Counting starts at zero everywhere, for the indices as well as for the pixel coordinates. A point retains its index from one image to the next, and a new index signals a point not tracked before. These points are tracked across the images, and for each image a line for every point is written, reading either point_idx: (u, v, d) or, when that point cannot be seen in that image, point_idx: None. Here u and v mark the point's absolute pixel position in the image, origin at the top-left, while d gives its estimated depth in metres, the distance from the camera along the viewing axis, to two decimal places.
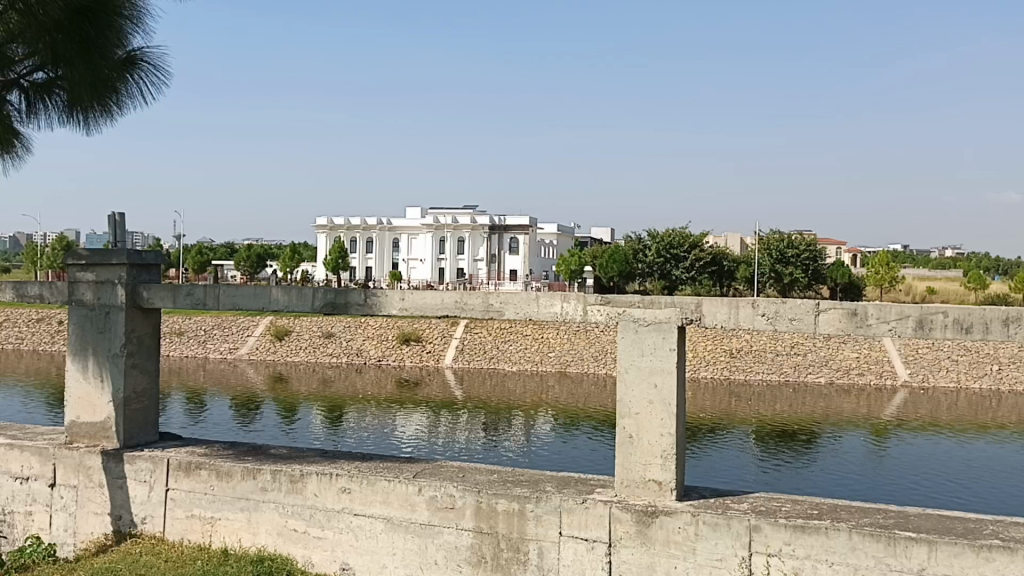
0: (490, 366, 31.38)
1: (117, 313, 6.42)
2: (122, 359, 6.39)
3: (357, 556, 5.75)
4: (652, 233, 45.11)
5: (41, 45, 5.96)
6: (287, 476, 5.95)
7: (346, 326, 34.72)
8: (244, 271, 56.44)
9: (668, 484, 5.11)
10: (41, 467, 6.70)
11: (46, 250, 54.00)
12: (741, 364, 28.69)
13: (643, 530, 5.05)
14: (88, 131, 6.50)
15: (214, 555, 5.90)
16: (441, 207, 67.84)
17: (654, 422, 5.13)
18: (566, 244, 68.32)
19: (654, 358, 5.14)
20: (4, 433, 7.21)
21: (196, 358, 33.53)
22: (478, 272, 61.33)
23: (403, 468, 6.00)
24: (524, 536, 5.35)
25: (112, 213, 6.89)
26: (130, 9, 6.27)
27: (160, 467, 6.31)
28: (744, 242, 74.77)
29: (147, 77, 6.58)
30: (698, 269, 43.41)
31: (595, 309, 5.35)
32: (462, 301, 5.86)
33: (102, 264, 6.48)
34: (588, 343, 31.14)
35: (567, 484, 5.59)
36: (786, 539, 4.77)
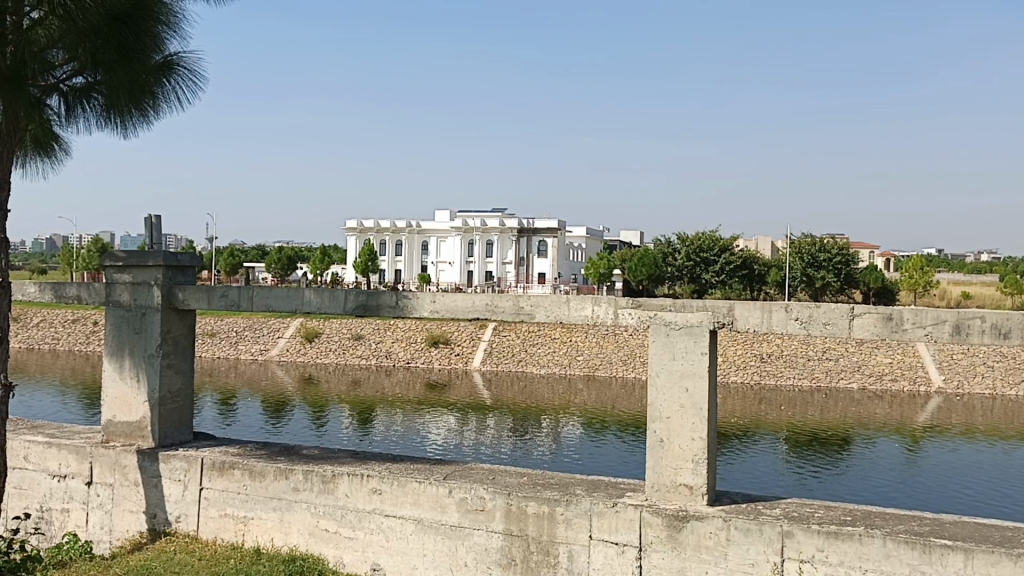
0: (518, 369, 31.41)
1: (153, 313, 6.52)
2: (158, 359, 6.48)
3: (388, 557, 5.78)
4: (681, 236, 44.97)
5: (80, 51, 6.05)
6: (319, 476, 6.00)
7: (376, 328, 34.94)
8: (275, 273, 57.05)
9: (700, 488, 5.08)
10: (78, 465, 6.81)
11: (82, 251, 54.96)
12: (771, 369, 28.51)
13: (674, 535, 5.03)
14: (124, 135, 6.59)
15: (246, 554, 5.95)
16: (470, 211, 68.10)
17: (685, 425, 5.11)
18: (595, 247, 68.22)
19: (686, 361, 5.11)
20: (42, 432, 7.33)
21: (228, 358, 33.92)
22: (507, 275, 61.44)
23: (433, 470, 6.03)
24: (554, 539, 5.35)
25: (149, 215, 6.99)
26: (166, 15, 6.35)
27: (195, 467, 6.39)
28: (775, 246, 74.19)
29: (182, 81, 6.68)
30: (728, 272, 43.17)
31: (626, 312, 5.34)
32: (493, 304, 5.87)
33: (139, 265, 6.58)
34: (616, 347, 31.08)
35: (597, 488, 5.58)
36: (819, 545, 4.73)
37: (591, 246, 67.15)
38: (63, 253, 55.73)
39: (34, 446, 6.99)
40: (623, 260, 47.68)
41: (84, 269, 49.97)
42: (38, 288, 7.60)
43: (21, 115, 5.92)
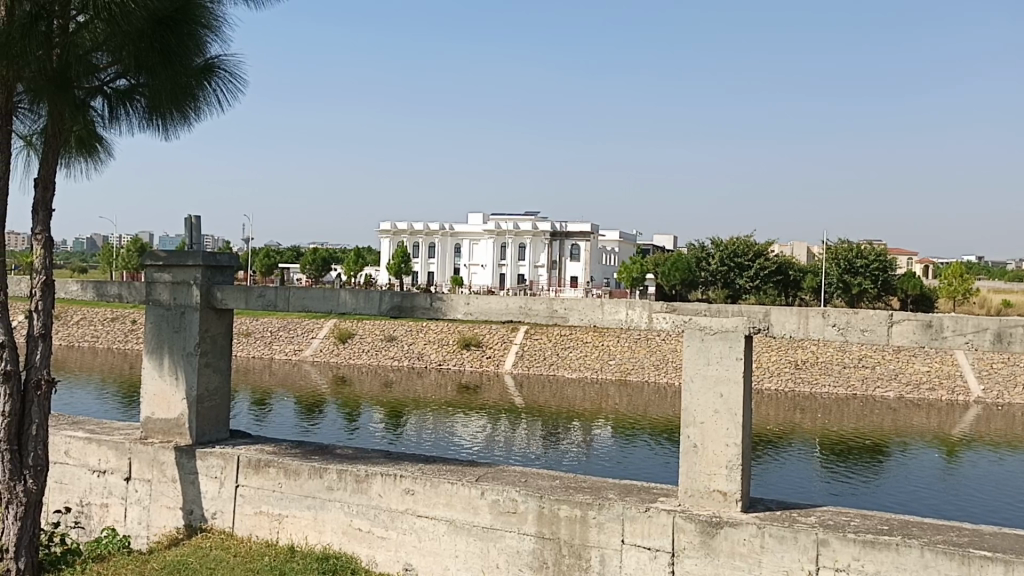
0: (550, 372, 31.40)
1: (192, 312, 6.61)
2: (196, 357, 6.58)
3: (420, 557, 5.81)
4: (716, 241, 44.70)
5: (125, 54, 6.16)
6: (353, 476, 6.05)
7: (408, 330, 35.13)
8: (309, 274, 57.61)
9: (734, 494, 5.05)
10: (117, 461, 6.92)
11: (122, 251, 55.92)
12: (805, 376, 28.24)
13: (707, 541, 5.00)
14: (166, 136, 6.70)
15: (280, 552, 6.02)
16: (503, 213, 68.29)
17: (719, 431, 5.08)
18: (629, 251, 67.95)
19: (720, 367, 5.08)
20: (83, 428, 7.48)
21: (263, 358, 34.32)
22: (540, 278, 61.45)
23: (466, 472, 6.05)
24: (586, 543, 5.34)
25: (188, 215, 7.09)
26: (208, 19, 6.46)
27: (231, 464, 6.47)
28: (811, 252, 73.32)
29: (224, 84, 6.79)
30: (763, 278, 42.79)
31: (661, 316, 5.33)
32: (527, 306, 5.87)
33: (178, 265, 6.68)
34: (649, 352, 30.92)
35: (630, 492, 5.56)
36: (855, 554, 4.67)
37: (624, 250, 66.94)
38: (103, 252, 56.78)
39: (75, 441, 7.13)
40: (657, 264, 47.52)
41: (124, 268, 50.89)
42: (80, 286, 7.72)
43: (67, 117, 6.02)
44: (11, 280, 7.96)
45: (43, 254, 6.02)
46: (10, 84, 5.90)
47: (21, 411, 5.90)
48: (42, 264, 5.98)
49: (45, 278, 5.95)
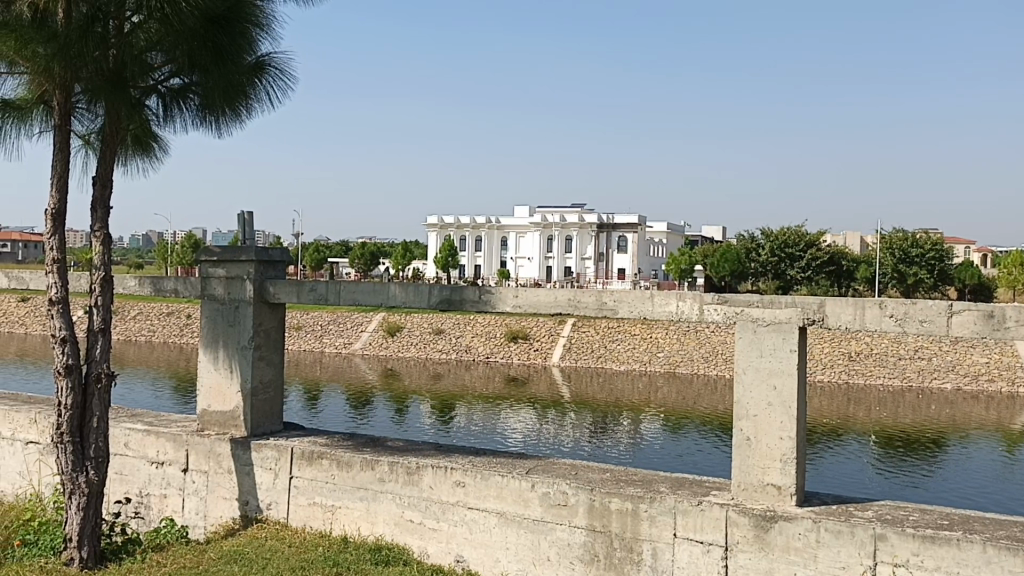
0: (597, 365, 31.32)
1: (246, 306, 6.71)
2: (250, 351, 6.69)
3: (471, 549, 5.84)
4: (766, 231, 44.11)
5: (178, 53, 6.26)
6: (404, 468, 6.10)
7: (456, 323, 35.31)
8: (358, 268, 58.28)
9: (788, 489, 4.97)
10: (175, 452, 7.07)
11: (176, 247, 57.17)
12: (860, 368, 27.79)
13: (761, 536, 4.94)
14: (218, 134, 6.81)
15: (334, 542, 6.10)
16: (550, 206, 68.33)
17: (773, 424, 5.01)
18: (676, 242, 67.43)
19: (774, 359, 5.00)
20: (142, 420, 7.65)
21: (313, 351, 34.85)
22: (587, 270, 61.29)
23: (515, 463, 6.05)
24: (638, 536, 5.31)
25: (241, 211, 7.19)
26: (258, 17, 6.55)
27: (285, 455, 6.57)
28: (865, 242, 71.94)
29: (275, 81, 6.87)
30: (815, 268, 42.13)
31: (712, 307, 5.25)
32: (575, 298, 5.83)
33: (232, 260, 6.79)
34: (698, 344, 30.64)
35: (682, 485, 5.51)
36: (914, 549, 4.57)
37: (672, 242, 66.42)
38: (158, 249, 58.08)
39: (134, 434, 7.30)
40: (706, 256, 47.15)
41: (179, 264, 52.06)
42: (138, 282, 7.85)
43: (124, 116, 6.13)
44: (71, 277, 8.17)
45: (101, 251, 6.14)
46: (69, 85, 6.03)
47: (82, 404, 6.06)
48: (101, 260, 6.11)
49: (103, 274, 6.09)
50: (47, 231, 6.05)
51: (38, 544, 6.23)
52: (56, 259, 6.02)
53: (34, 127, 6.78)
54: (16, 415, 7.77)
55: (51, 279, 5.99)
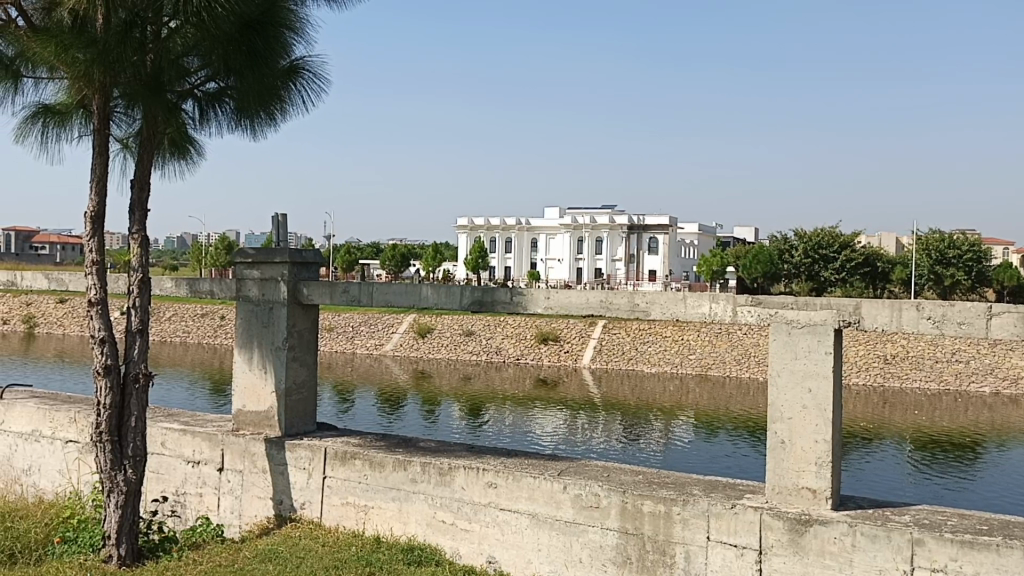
0: (628, 367, 31.23)
1: (280, 308, 6.78)
2: (284, 352, 6.75)
3: (503, 550, 5.85)
4: (799, 232, 43.70)
5: (214, 58, 6.34)
6: (436, 468, 6.12)
7: (486, 324, 35.39)
8: (390, 270, 58.61)
9: (824, 492, 4.91)
10: (210, 451, 7.16)
11: (210, 249, 57.92)
12: (895, 371, 27.44)
13: (796, 539, 4.89)
14: (254, 137, 6.89)
15: (367, 542, 6.14)
16: (580, 207, 68.27)
17: (808, 427, 4.95)
18: (708, 243, 66.92)
19: (809, 361, 4.95)
20: (178, 420, 7.76)
21: (345, 353, 35.11)
22: (617, 272, 61.08)
23: (548, 465, 6.05)
24: (671, 539, 5.28)
25: (275, 213, 7.26)
26: (292, 21, 6.62)
27: (319, 455, 6.62)
28: (901, 243, 70.80)
29: (309, 85, 6.94)
30: (849, 270, 41.68)
31: (746, 309, 5.22)
32: (608, 300, 5.80)
33: (267, 262, 6.86)
34: (730, 346, 30.41)
35: (714, 488, 5.48)
36: (953, 554, 4.51)
37: (703, 243, 65.96)
38: (192, 250, 58.89)
39: (170, 433, 7.40)
40: (738, 257, 46.85)
41: (213, 266, 52.78)
42: (174, 283, 7.95)
43: (160, 119, 6.21)
44: (111, 278, 8.31)
45: (139, 252, 6.24)
46: (107, 90, 6.11)
47: (121, 404, 6.16)
48: (139, 262, 6.21)
49: (142, 276, 6.19)
50: (87, 234, 6.17)
51: (78, 541, 6.33)
52: (95, 261, 6.13)
53: (74, 131, 6.89)
54: (56, 414, 7.91)
55: (91, 280, 6.09)
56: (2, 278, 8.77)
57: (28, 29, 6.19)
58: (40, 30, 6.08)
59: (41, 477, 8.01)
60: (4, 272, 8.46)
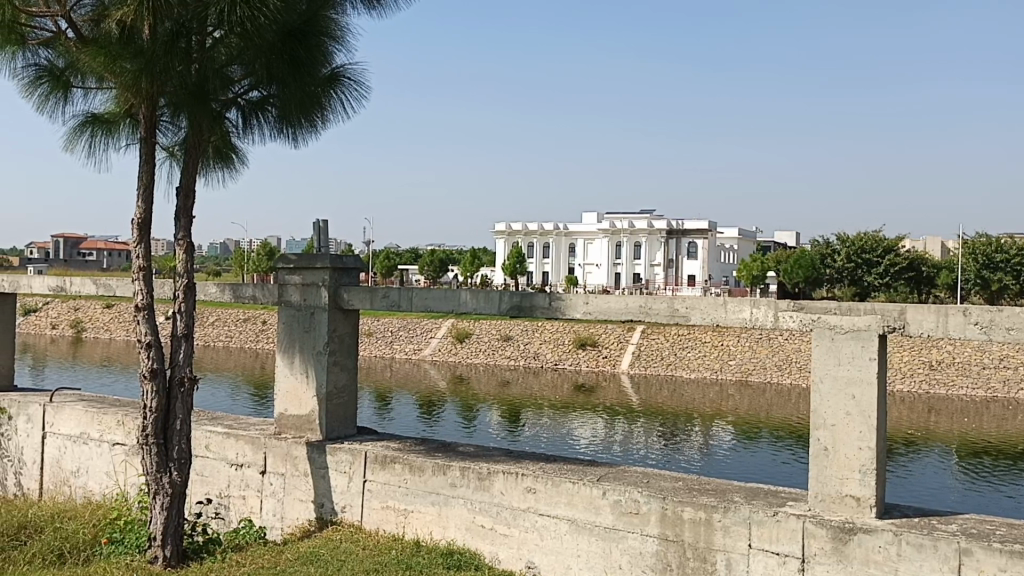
0: (667, 373, 31.04)
1: (321, 313, 6.86)
2: (326, 356, 6.83)
3: (542, 556, 5.84)
4: (841, 236, 43.11)
5: (257, 66, 6.43)
6: (475, 473, 6.14)
7: (524, 330, 35.44)
8: (428, 276, 58.95)
9: (868, 500, 4.83)
10: (253, 455, 7.25)
11: (252, 255, 58.74)
12: (941, 377, 26.96)
13: (839, 547, 4.83)
14: (295, 144, 6.99)
15: (406, 545, 6.17)
16: (619, 213, 68.08)
17: (852, 434, 4.88)
18: (748, 248, 66.24)
19: (852, 367, 4.88)
20: (221, 423, 7.86)
21: (384, 357, 35.40)
22: (656, 277, 60.73)
23: (587, 471, 6.04)
24: (711, 546, 5.25)
25: (317, 219, 7.34)
26: (333, 30, 6.72)
27: (359, 459, 6.68)
28: (947, 247, 69.41)
29: (349, 92, 7.04)
30: (893, 274, 41.02)
31: (787, 315, 5.15)
32: (647, 305, 5.75)
33: (308, 267, 6.96)
34: (771, 351, 30.07)
35: (757, 496, 5.42)
36: (1002, 565, 4.41)
37: (743, 247, 65.28)
38: (234, 256, 59.80)
39: (214, 436, 7.52)
40: (778, 262, 46.39)
41: (255, 272, 53.57)
42: (218, 288, 8.05)
43: (206, 128, 6.33)
44: (157, 283, 8.43)
45: (185, 258, 6.36)
46: (153, 99, 6.24)
47: (166, 407, 6.27)
48: (184, 267, 6.33)
49: (187, 281, 6.30)
50: (134, 241, 6.31)
51: (125, 542, 6.45)
52: (143, 267, 6.26)
53: (122, 140, 7.03)
54: (104, 417, 8.07)
55: (138, 286, 6.22)
56: (51, 284, 8.95)
57: (78, 40, 6.34)
58: (90, 41, 6.22)
59: (89, 479, 8.19)
60: (53, 277, 8.63)
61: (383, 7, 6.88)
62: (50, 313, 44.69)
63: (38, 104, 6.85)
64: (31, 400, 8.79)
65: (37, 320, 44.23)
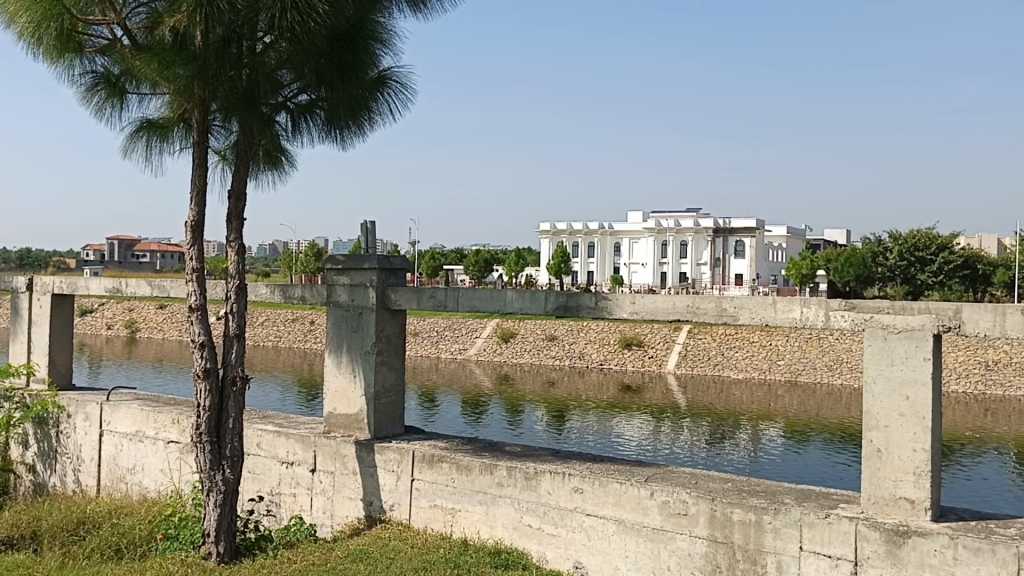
0: (714, 373, 30.73)
1: (369, 313, 6.94)
2: (373, 356, 6.90)
3: (590, 556, 5.84)
4: (893, 234, 42.29)
5: (306, 71, 6.52)
6: (522, 473, 6.16)
7: (569, 329, 35.39)
8: (473, 276, 59.17)
9: (922, 503, 4.75)
10: (303, 453, 7.35)
11: (300, 256, 59.52)
12: (998, 378, 26.31)
13: (893, 551, 4.75)
14: (343, 147, 7.07)
15: (454, 544, 6.21)
16: (665, 212, 67.62)
17: (905, 436, 4.80)
18: (797, 246, 65.28)
19: (906, 368, 4.79)
20: (272, 422, 7.99)
21: (430, 357, 35.63)
22: (702, 276, 60.17)
23: (634, 471, 6.02)
24: (761, 549, 5.19)
25: (365, 220, 7.42)
26: (379, 33, 6.79)
27: (407, 458, 6.73)
28: (1003, 244, 67.73)
29: (395, 95, 7.12)
30: (947, 273, 40.12)
31: (838, 314, 5.08)
32: (695, 305, 5.70)
33: (357, 268, 7.05)
34: (821, 351, 29.63)
35: (808, 498, 5.35)
36: None
37: (792, 246, 64.36)
38: (282, 258, 60.63)
39: (265, 434, 7.64)
40: (828, 260, 45.71)
41: (302, 273, 54.24)
42: (268, 289, 8.17)
43: (256, 132, 6.44)
44: (209, 284, 8.58)
45: (236, 260, 6.47)
46: (205, 104, 6.36)
47: (219, 406, 6.39)
48: (236, 269, 6.44)
49: (238, 282, 6.42)
50: (187, 242, 6.43)
51: (179, 538, 6.59)
52: (196, 268, 6.38)
53: (175, 145, 7.19)
54: (159, 416, 8.25)
55: (191, 287, 6.35)
56: (107, 286, 9.16)
57: (132, 48, 6.47)
58: (144, 48, 6.37)
59: (144, 476, 8.37)
60: (110, 279, 8.82)
61: (429, 10, 6.94)
62: (105, 315, 45.75)
63: (95, 110, 7.04)
64: (88, 399, 9.00)
65: (92, 321, 45.29)
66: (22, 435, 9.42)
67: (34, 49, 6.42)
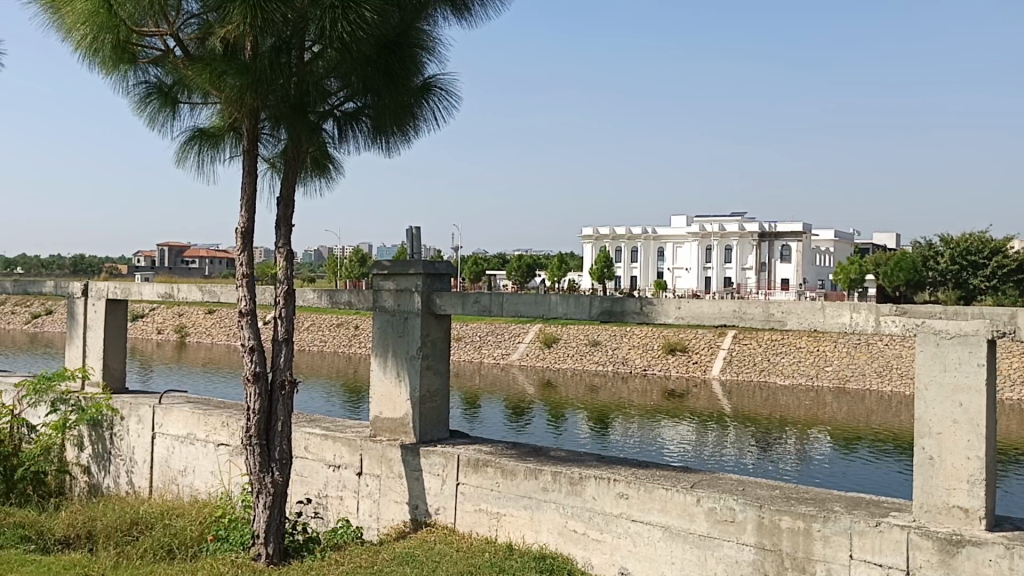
0: (760, 378, 30.43)
1: (414, 318, 7.00)
2: (418, 360, 6.96)
3: (636, 562, 5.81)
4: (945, 237, 41.64)
5: (353, 79, 6.61)
6: (567, 478, 6.16)
7: (612, 335, 35.28)
8: (515, 280, 59.20)
9: (977, 511, 4.65)
10: (350, 456, 7.43)
11: (344, 262, 60.20)
12: None
13: (946, 560, 4.66)
14: (388, 152, 7.14)
15: (499, 548, 6.22)
16: (709, 215, 67.10)
17: (959, 442, 4.70)
18: (845, 250, 64.27)
19: (959, 374, 4.70)
20: (319, 425, 8.12)
21: (473, 362, 35.75)
22: (748, 280, 59.51)
23: (680, 477, 5.99)
24: (811, 557, 5.13)
25: (409, 226, 7.48)
26: (425, 41, 6.86)
27: (452, 462, 6.78)
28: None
29: (440, 102, 7.18)
30: (1001, 277, 39.20)
31: (890, 320, 5.00)
32: (741, 309, 5.65)
33: (402, 273, 7.10)
34: (870, 357, 29.13)
35: (858, 505, 5.27)
36: None
37: (840, 250, 63.38)
38: (328, 263, 61.41)
39: (313, 438, 7.74)
40: (877, 264, 44.99)
41: (347, 279, 54.83)
42: (314, 294, 8.26)
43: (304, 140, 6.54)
44: (257, 289, 8.72)
45: (285, 266, 6.59)
46: (256, 112, 6.47)
47: (269, 409, 6.50)
48: (284, 274, 6.54)
49: (287, 287, 6.51)
50: (237, 249, 6.54)
51: (229, 539, 6.70)
52: (246, 274, 6.49)
53: (225, 153, 7.33)
54: (209, 419, 8.41)
55: (241, 292, 6.45)
56: (160, 291, 9.36)
57: (185, 58, 6.63)
58: (196, 58, 6.51)
59: (195, 478, 8.53)
60: (163, 284, 9.01)
61: (473, 16, 6.98)
62: (156, 319, 46.70)
63: (148, 119, 7.21)
64: (141, 402, 9.20)
65: (143, 326, 46.27)
66: (77, 436, 9.65)
67: (91, 60, 6.60)
